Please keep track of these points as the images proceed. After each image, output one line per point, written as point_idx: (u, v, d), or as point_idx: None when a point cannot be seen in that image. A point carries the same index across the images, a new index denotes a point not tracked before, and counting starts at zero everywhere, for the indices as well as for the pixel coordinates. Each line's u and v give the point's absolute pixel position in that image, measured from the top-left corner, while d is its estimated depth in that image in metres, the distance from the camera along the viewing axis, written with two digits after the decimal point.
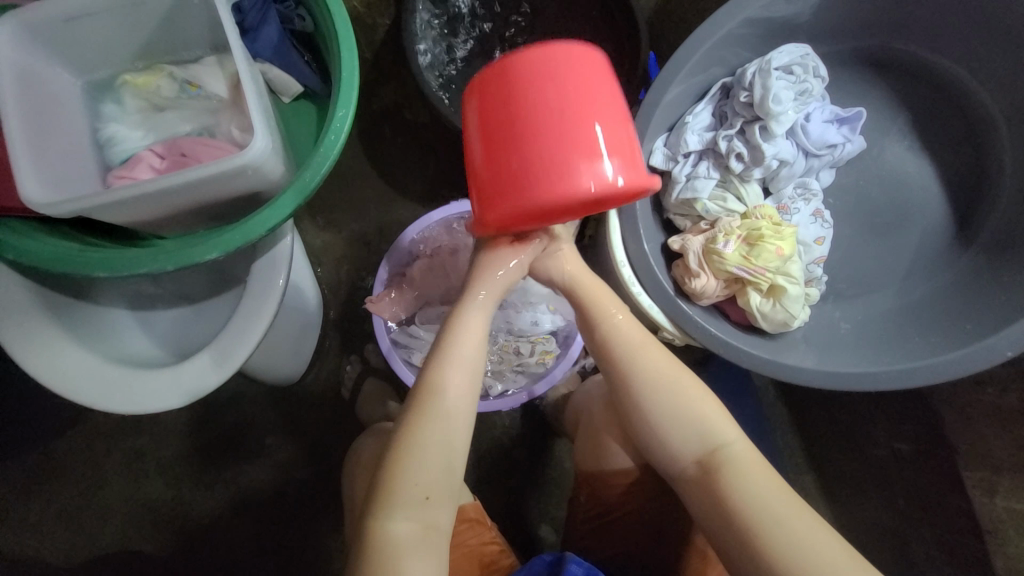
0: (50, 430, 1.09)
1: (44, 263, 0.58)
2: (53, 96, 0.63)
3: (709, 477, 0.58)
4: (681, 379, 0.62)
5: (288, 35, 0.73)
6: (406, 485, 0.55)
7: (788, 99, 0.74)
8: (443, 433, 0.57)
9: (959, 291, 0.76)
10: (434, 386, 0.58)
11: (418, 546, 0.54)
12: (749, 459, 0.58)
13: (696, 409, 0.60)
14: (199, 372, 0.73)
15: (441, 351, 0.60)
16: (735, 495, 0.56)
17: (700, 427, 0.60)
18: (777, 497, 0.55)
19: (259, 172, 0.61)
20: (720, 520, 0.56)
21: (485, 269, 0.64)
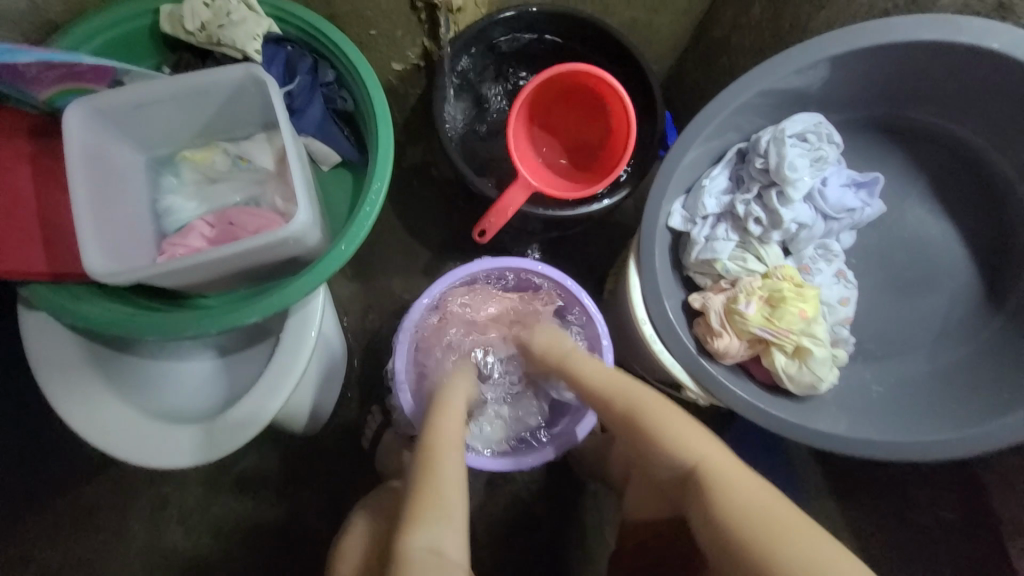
0: (78, 475, 1.11)
1: (99, 326, 0.62)
2: (120, 170, 0.69)
3: (698, 498, 0.60)
4: (652, 406, 0.68)
5: (331, 112, 0.80)
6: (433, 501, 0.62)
7: (803, 166, 0.76)
8: (446, 456, 0.67)
9: (992, 356, 0.74)
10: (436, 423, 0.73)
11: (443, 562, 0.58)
12: (731, 470, 0.60)
13: (672, 432, 0.64)
14: (232, 429, 0.75)
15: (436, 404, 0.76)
16: (722, 511, 0.58)
17: (677, 450, 0.64)
18: (759, 504, 0.57)
19: (300, 242, 0.65)
20: (716, 539, 0.58)
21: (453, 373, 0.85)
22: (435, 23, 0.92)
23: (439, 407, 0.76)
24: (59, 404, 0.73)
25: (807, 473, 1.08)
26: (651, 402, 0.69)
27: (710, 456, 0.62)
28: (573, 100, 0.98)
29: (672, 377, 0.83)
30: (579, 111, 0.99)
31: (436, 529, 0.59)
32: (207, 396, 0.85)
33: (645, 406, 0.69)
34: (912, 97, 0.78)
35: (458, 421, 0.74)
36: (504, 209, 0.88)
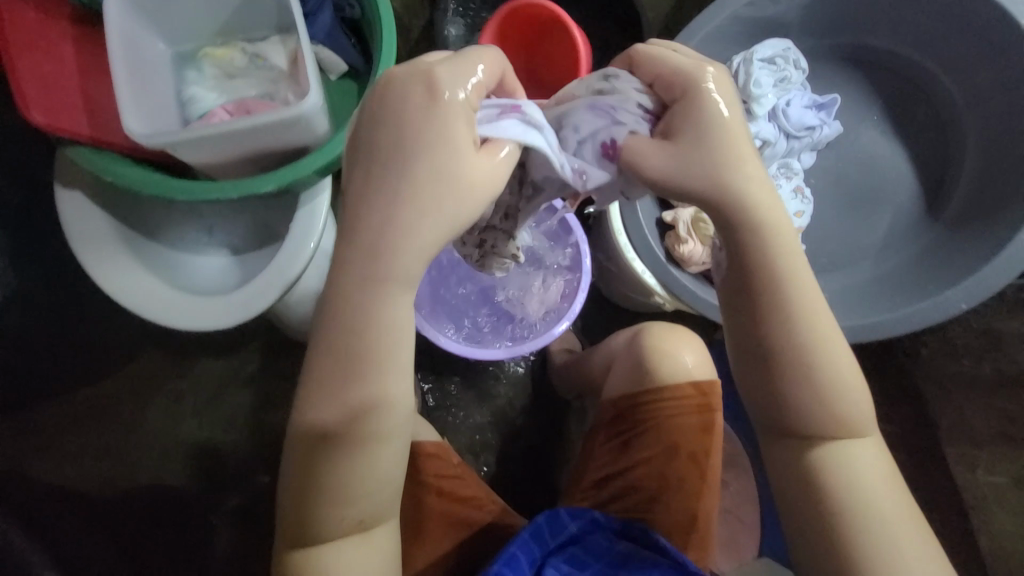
0: (96, 373, 1.21)
1: (134, 185, 0.71)
2: (151, 59, 0.77)
3: (822, 460, 0.57)
4: (825, 347, 0.55)
5: (339, 21, 0.87)
6: (364, 475, 0.55)
7: (767, 84, 0.84)
8: (386, 422, 0.54)
9: (926, 261, 0.83)
10: (374, 366, 0.53)
11: (378, 516, 0.59)
12: (868, 445, 0.58)
13: (840, 389, 0.55)
14: (244, 302, 0.84)
15: (375, 326, 0.52)
16: (849, 486, 0.56)
17: (831, 409, 0.56)
18: (879, 484, 0.57)
19: (310, 123, 0.73)
20: (821, 498, 0.57)
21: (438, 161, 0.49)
22: None
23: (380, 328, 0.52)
24: (93, 270, 0.83)
25: None
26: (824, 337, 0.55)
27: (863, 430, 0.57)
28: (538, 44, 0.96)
29: (644, 286, 0.96)
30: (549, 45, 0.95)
31: (360, 510, 0.57)
32: (221, 282, 0.94)
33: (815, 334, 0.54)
34: (871, 24, 0.85)
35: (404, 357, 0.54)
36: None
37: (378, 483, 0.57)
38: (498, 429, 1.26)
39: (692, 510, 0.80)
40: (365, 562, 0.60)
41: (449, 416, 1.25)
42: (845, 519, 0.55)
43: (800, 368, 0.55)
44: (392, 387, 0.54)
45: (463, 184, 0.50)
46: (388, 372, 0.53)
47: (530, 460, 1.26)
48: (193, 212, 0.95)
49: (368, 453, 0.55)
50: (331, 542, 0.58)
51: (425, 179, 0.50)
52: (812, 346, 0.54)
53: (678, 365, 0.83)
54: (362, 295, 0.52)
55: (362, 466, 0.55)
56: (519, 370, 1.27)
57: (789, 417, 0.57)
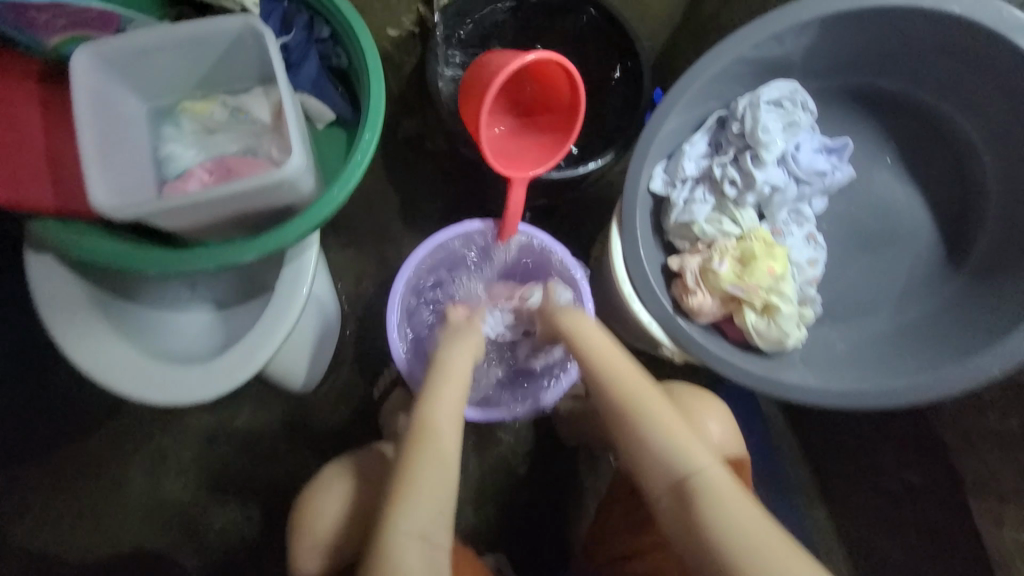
0: (77, 430, 1.15)
1: (105, 260, 0.67)
2: (124, 117, 0.72)
3: (684, 505, 0.65)
4: (644, 405, 0.71)
5: (326, 70, 0.83)
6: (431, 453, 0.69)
7: (776, 130, 0.80)
8: (450, 405, 0.74)
9: (950, 317, 0.78)
10: (442, 369, 0.78)
11: (438, 508, 0.67)
12: (717, 485, 0.65)
13: (670, 435, 0.69)
14: (228, 369, 0.79)
15: (442, 354, 0.80)
16: (710, 523, 0.63)
17: (670, 455, 0.68)
18: (735, 522, 0.62)
19: (294, 185, 0.69)
20: (696, 547, 0.63)
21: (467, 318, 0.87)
22: None
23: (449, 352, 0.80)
24: (64, 340, 0.77)
25: (782, 437, 1.16)
26: (645, 397, 0.72)
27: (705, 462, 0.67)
28: (522, 80, 0.92)
29: (651, 336, 0.90)
30: (531, 86, 0.92)
31: (432, 495, 0.67)
32: (205, 343, 0.89)
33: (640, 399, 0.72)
34: (882, 64, 0.81)
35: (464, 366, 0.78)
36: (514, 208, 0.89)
37: (443, 464, 0.70)
38: (501, 480, 1.21)
39: None
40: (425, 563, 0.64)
41: None
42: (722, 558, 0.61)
43: (631, 430, 0.71)
44: (451, 412, 0.74)
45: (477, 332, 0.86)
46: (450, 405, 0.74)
47: (535, 512, 1.20)
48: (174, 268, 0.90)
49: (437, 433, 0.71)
50: (398, 533, 0.64)
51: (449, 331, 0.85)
52: (632, 408, 0.71)
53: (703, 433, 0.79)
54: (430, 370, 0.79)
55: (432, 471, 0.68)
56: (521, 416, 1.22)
57: (642, 481, 0.70)
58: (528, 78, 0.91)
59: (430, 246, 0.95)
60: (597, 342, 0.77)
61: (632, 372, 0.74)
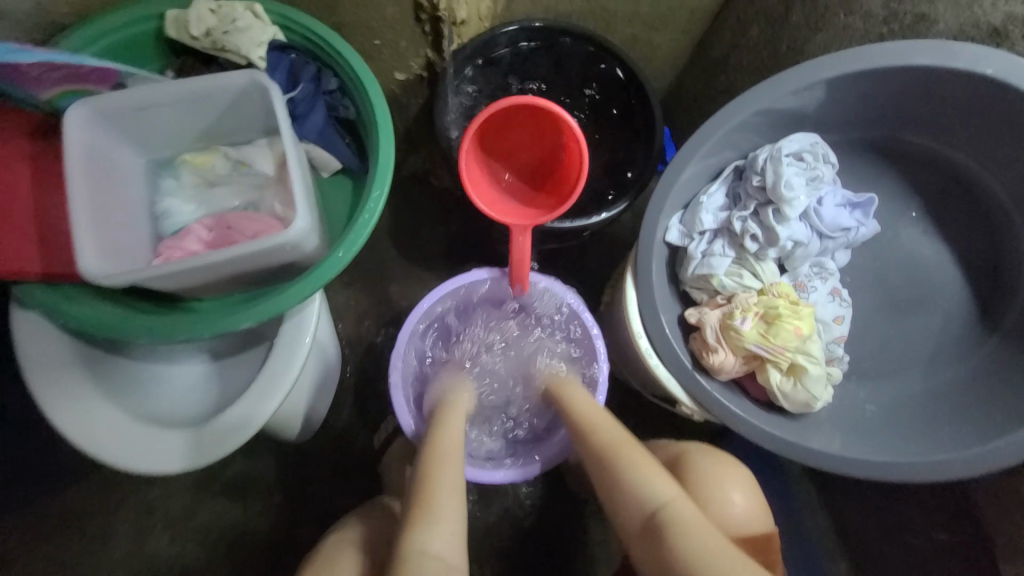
0: (59, 481, 1.09)
1: (89, 328, 0.62)
2: (121, 171, 0.69)
3: (657, 542, 0.66)
4: (614, 444, 0.75)
5: (333, 120, 0.80)
6: (442, 475, 0.72)
7: (799, 185, 0.77)
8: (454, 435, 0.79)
9: (984, 378, 0.74)
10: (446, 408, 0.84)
11: (450, 530, 0.68)
12: (687, 513, 0.66)
13: (640, 470, 0.71)
14: (219, 436, 0.74)
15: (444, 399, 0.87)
16: (680, 552, 0.63)
17: (641, 491, 0.70)
18: (704, 549, 0.62)
19: (297, 247, 0.65)
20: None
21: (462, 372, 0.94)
22: (440, 36, 0.93)
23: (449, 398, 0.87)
24: (47, 404, 0.72)
25: (802, 489, 1.11)
26: (614, 436, 0.76)
27: (673, 497, 0.68)
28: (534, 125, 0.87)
29: (668, 393, 0.85)
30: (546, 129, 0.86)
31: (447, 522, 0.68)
32: (198, 400, 0.84)
33: (609, 438, 0.76)
34: (906, 119, 0.78)
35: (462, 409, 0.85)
36: (521, 256, 0.83)
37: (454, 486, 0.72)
38: (506, 534, 1.14)
39: None
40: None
41: None
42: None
43: (602, 469, 0.74)
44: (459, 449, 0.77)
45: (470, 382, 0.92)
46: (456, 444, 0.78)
47: (543, 569, 1.13)
48: None
49: (447, 459, 0.75)
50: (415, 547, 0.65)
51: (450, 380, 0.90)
52: (604, 445, 0.75)
53: (724, 503, 0.73)
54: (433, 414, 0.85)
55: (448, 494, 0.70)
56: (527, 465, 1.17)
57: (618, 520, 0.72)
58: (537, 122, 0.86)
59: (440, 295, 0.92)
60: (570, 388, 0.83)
61: (603, 413, 0.79)
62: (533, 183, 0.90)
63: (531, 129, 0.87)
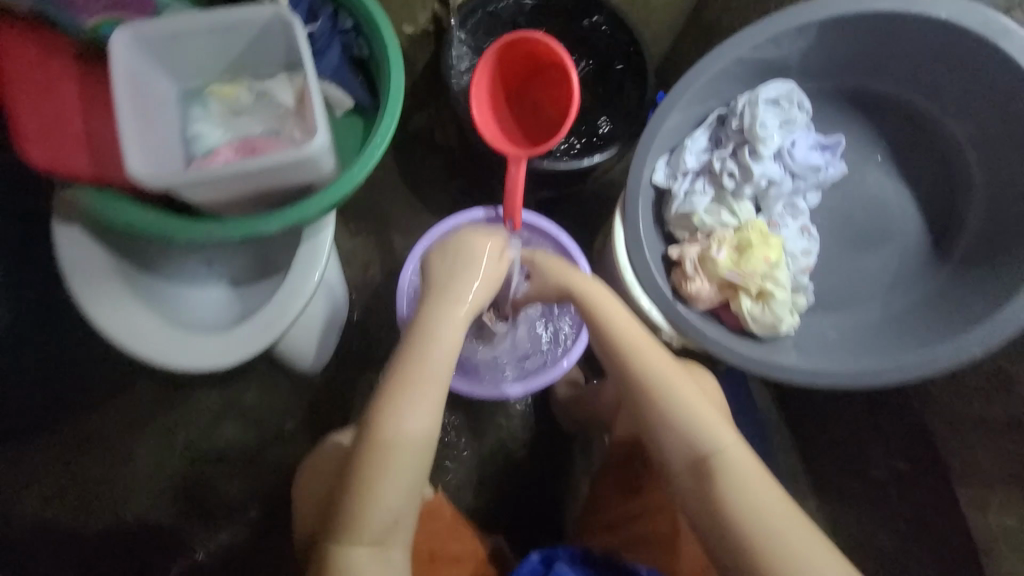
0: (84, 406, 1.17)
1: (134, 226, 0.70)
2: (156, 96, 0.76)
3: (705, 485, 0.62)
4: (667, 381, 0.66)
5: (347, 59, 0.87)
6: (398, 450, 0.61)
7: (773, 126, 0.85)
8: (426, 389, 0.63)
9: (931, 302, 0.83)
10: (425, 343, 0.64)
11: (397, 513, 0.61)
12: (741, 462, 0.62)
13: (692, 415, 0.65)
14: (245, 341, 0.83)
15: (428, 315, 0.66)
16: (732, 502, 0.60)
17: (694, 433, 0.64)
18: (756, 499, 0.60)
19: (315, 164, 0.72)
20: (718, 525, 0.60)
21: (453, 269, 0.68)
22: None
23: (436, 309, 0.66)
24: (89, 307, 0.80)
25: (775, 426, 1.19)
26: (667, 370, 0.67)
27: (727, 443, 0.63)
28: (545, 76, 0.94)
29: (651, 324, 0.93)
30: (553, 81, 0.94)
31: (393, 508, 0.61)
32: (220, 317, 0.92)
33: (662, 373, 0.66)
34: (877, 67, 0.85)
35: (453, 338, 0.65)
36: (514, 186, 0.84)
37: (412, 461, 0.61)
38: (499, 464, 1.23)
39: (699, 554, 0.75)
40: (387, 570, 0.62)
41: (447, 449, 1.23)
42: (734, 537, 0.59)
43: (652, 406, 0.66)
44: (432, 397, 0.63)
45: (497, 274, 0.70)
46: (430, 388, 0.63)
47: (534, 496, 1.22)
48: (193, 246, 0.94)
49: (403, 428, 0.61)
50: (353, 542, 0.60)
51: (463, 273, 0.68)
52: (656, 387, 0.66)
53: None
54: (412, 340, 0.65)
55: (410, 456, 0.61)
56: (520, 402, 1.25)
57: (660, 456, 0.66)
58: (548, 74, 0.94)
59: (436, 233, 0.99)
60: (615, 313, 0.70)
61: (654, 344, 0.69)
62: (533, 128, 0.95)
63: (542, 86, 0.96)
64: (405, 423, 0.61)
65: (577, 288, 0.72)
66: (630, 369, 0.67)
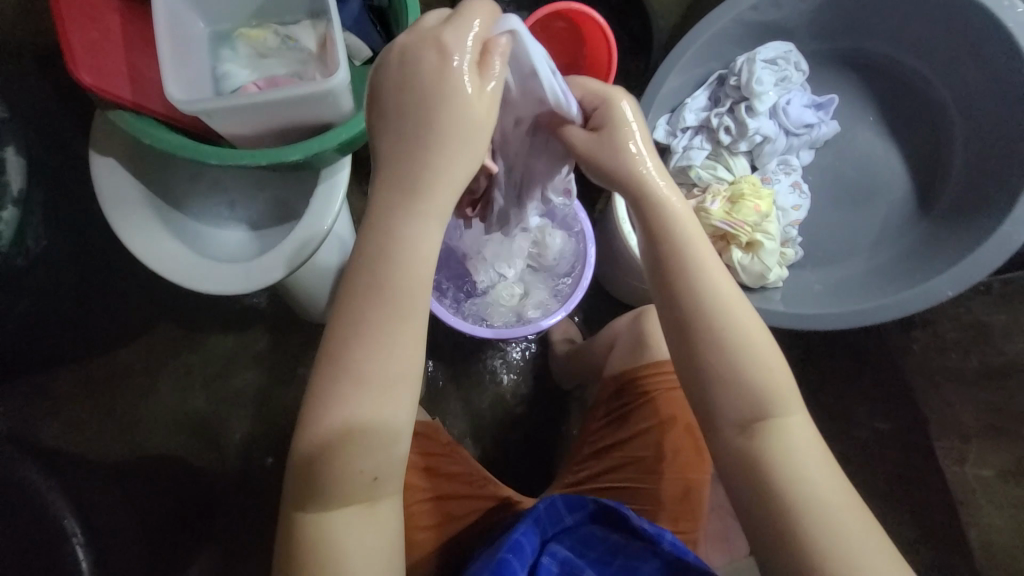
0: (95, 347, 1.19)
1: (168, 148, 0.76)
2: (190, 36, 0.82)
3: (758, 447, 0.55)
4: (726, 323, 0.56)
5: (367, 11, 0.92)
6: (370, 400, 0.53)
7: (769, 83, 0.90)
8: (398, 332, 0.53)
9: (912, 252, 0.90)
10: (393, 274, 0.53)
11: (383, 469, 0.55)
12: (799, 431, 0.56)
13: (760, 374, 0.56)
14: (262, 271, 0.88)
15: (407, 220, 0.53)
16: (785, 468, 0.54)
17: (757, 392, 0.55)
18: (809, 469, 0.54)
19: (336, 99, 0.77)
20: (763, 492, 0.54)
21: (445, 133, 0.52)
22: None
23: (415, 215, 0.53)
24: (122, 232, 0.86)
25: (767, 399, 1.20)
26: (733, 308, 0.56)
27: (789, 408, 0.56)
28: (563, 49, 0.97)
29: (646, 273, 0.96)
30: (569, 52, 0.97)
31: (377, 464, 0.54)
32: (240, 255, 0.98)
33: (726, 311, 0.56)
34: (867, 28, 0.93)
35: (427, 261, 0.54)
36: None
37: (390, 410, 0.53)
38: (499, 417, 1.28)
39: (682, 481, 0.80)
40: (376, 530, 0.56)
41: (449, 403, 1.27)
42: (777, 508, 0.53)
43: (718, 353, 0.56)
44: (412, 337, 0.54)
45: (479, 137, 0.53)
46: (406, 326, 0.54)
47: (531, 449, 1.27)
48: (216, 188, 1.00)
49: (376, 375, 0.53)
50: (336, 504, 0.54)
51: (436, 155, 0.52)
52: (725, 335, 0.56)
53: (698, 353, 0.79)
54: (376, 268, 0.53)
55: (390, 405, 0.53)
56: (521, 359, 1.30)
57: (707, 410, 0.57)
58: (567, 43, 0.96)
59: None
60: (687, 228, 0.58)
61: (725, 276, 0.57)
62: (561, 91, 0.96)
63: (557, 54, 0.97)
64: (380, 372, 0.53)
65: (646, 191, 0.59)
66: (697, 306, 0.56)
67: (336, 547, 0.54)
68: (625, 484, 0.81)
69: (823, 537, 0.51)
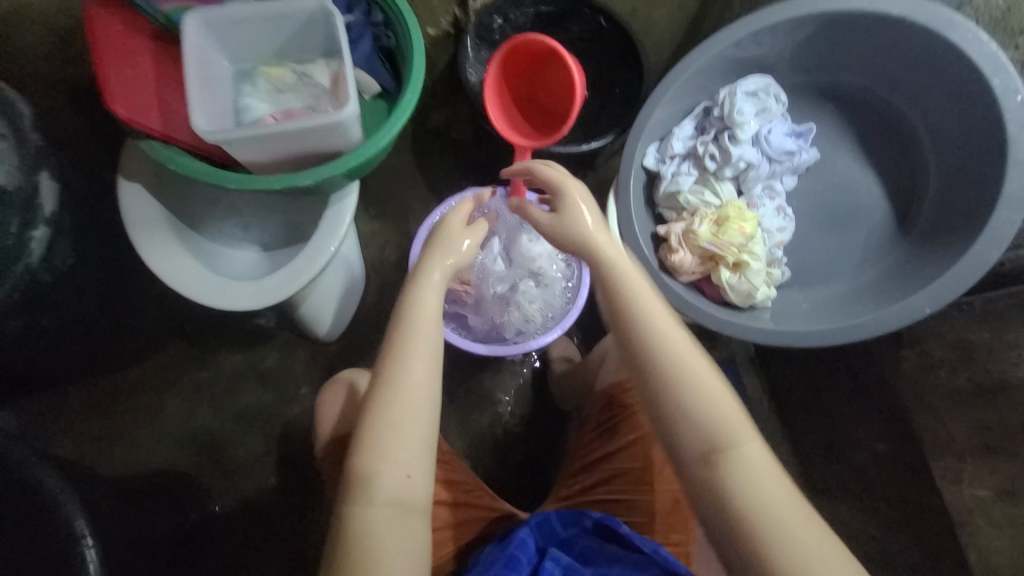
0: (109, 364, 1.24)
1: (190, 173, 0.83)
2: (216, 74, 0.90)
3: (714, 477, 0.57)
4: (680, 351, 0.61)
5: (377, 50, 1.00)
6: (397, 404, 0.60)
7: (750, 114, 0.95)
8: (420, 342, 0.63)
9: (893, 274, 0.94)
10: (413, 302, 0.66)
11: (411, 472, 0.59)
12: (751, 454, 0.58)
13: (715, 400, 0.59)
14: (274, 287, 0.93)
15: (419, 274, 0.68)
16: (738, 487, 0.56)
17: (708, 424, 0.59)
18: (763, 491, 0.56)
19: (344, 129, 0.84)
20: (723, 514, 0.56)
21: (443, 239, 0.71)
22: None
23: (421, 268, 0.69)
24: (143, 251, 0.92)
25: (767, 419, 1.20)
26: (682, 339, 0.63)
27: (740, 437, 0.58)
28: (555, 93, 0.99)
29: None
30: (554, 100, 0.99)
31: (404, 461, 0.59)
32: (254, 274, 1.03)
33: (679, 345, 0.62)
34: (842, 64, 0.99)
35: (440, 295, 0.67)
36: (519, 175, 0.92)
37: (410, 411, 0.60)
38: (498, 436, 1.30)
39: (672, 493, 0.82)
40: (409, 537, 0.58)
41: (450, 421, 1.29)
42: (750, 529, 0.54)
43: (670, 386, 0.60)
44: (428, 348, 0.63)
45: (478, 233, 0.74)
46: (423, 341, 0.63)
47: (530, 467, 1.28)
48: (232, 211, 1.06)
49: (400, 385, 0.61)
50: (371, 512, 0.57)
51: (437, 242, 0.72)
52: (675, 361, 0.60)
53: None
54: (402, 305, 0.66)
55: (408, 409, 0.60)
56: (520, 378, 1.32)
57: (669, 437, 0.60)
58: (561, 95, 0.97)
59: (448, 206, 1.05)
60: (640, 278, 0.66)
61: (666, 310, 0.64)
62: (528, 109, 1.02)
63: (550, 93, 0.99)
64: (405, 381, 0.61)
65: (597, 252, 0.66)
66: (638, 350, 0.62)
67: (370, 557, 0.56)
68: (617, 495, 0.82)
69: (778, 557, 0.53)
